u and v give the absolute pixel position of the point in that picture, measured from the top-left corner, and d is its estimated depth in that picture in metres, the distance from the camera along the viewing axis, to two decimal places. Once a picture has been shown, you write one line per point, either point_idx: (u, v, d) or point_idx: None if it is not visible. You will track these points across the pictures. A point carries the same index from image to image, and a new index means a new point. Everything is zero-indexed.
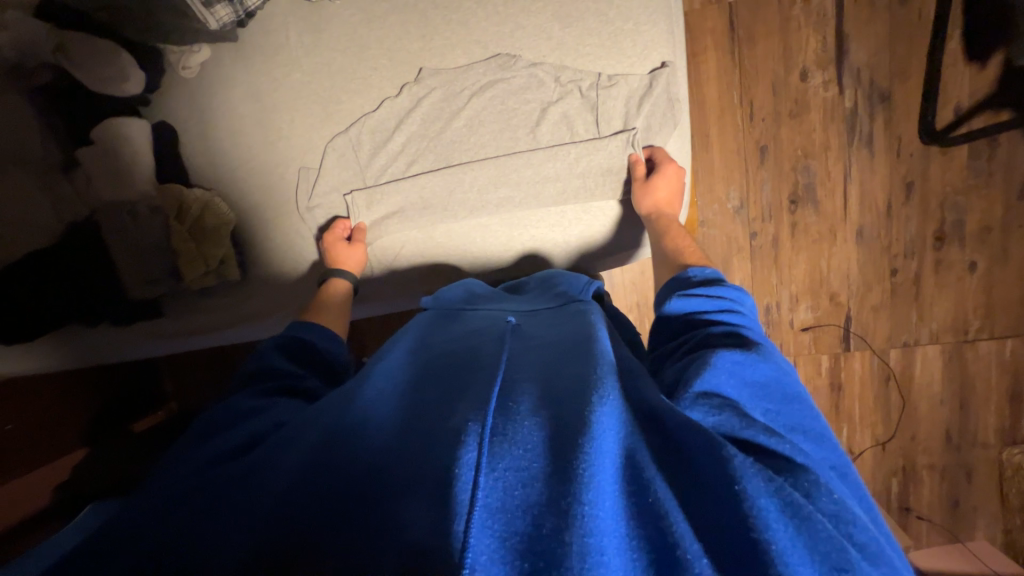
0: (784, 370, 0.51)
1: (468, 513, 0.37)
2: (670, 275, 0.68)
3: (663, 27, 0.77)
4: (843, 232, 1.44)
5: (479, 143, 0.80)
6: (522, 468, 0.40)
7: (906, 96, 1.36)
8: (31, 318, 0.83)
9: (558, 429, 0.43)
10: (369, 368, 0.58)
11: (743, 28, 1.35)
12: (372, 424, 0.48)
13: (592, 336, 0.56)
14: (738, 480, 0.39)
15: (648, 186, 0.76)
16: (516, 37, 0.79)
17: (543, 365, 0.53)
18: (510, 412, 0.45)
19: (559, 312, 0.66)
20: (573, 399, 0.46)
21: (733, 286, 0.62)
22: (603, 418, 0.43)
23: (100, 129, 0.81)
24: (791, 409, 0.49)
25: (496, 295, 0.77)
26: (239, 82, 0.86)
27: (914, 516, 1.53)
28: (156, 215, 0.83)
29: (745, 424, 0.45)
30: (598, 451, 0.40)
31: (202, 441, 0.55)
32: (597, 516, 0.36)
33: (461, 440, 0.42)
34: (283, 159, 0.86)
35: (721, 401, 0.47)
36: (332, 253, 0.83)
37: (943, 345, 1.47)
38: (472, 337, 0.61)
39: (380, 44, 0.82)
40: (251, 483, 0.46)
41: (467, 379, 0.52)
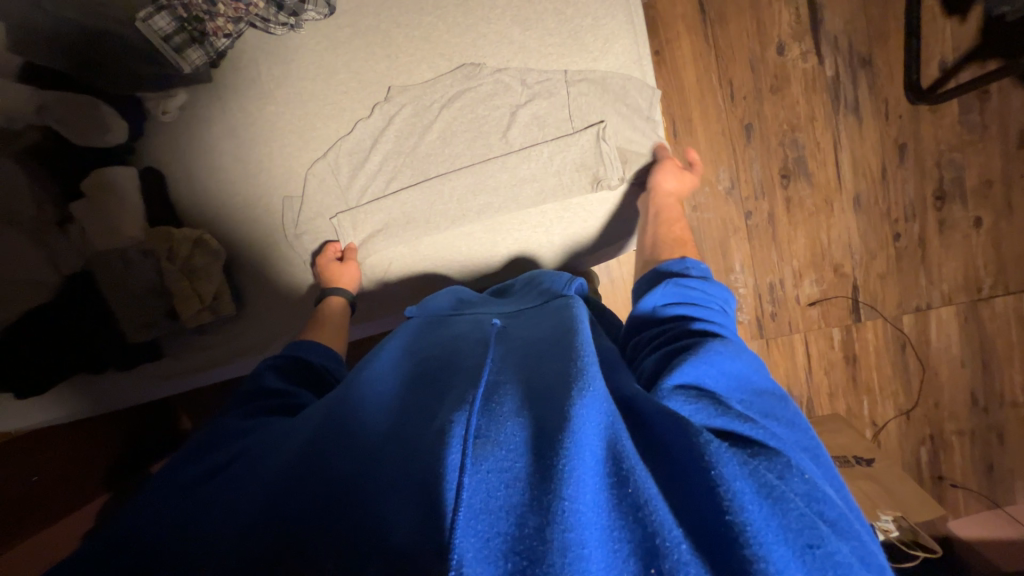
0: (757, 365, 0.51)
1: (453, 515, 0.36)
2: (658, 263, 0.70)
3: (623, 18, 0.77)
4: (839, 201, 1.41)
5: (454, 154, 0.81)
6: (506, 467, 0.40)
7: (887, 58, 1.35)
8: (39, 372, 0.85)
9: (541, 426, 0.43)
10: (355, 378, 0.58)
11: (714, 10, 1.35)
12: (361, 435, 0.49)
13: (573, 332, 0.56)
14: (713, 464, 0.38)
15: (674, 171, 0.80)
16: (479, 45, 0.79)
17: (526, 365, 0.53)
18: (494, 412, 0.45)
19: (542, 311, 0.66)
20: (555, 395, 0.46)
21: (721, 287, 0.65)
22: (584, 410, 0.43)
23: (88, 181, 0.82)
24: (765, 397, 0.49)
25: (481, 300, 0.77)
26: (216, 121, 0.88)
27: (949, 485, 1.48)
28: (146, 259, 0.83)
29: (720, 410, 0.44)
30: (580, 445, 0.40)
31: (187, 461, 0.55)
32: (578, 510, 0.36)
33: (446, 442, 0.42)
34: (266, 190, 0.88)
35: (700, 389, 0.47)
36: (326, 273, 0.84)
37: (957, 305, 1.43)
38: (457, 343, 0.61)
39: (348, 68, 0.84)
40: (239, 496, 0.46)
41: (452, 384, 0.52)
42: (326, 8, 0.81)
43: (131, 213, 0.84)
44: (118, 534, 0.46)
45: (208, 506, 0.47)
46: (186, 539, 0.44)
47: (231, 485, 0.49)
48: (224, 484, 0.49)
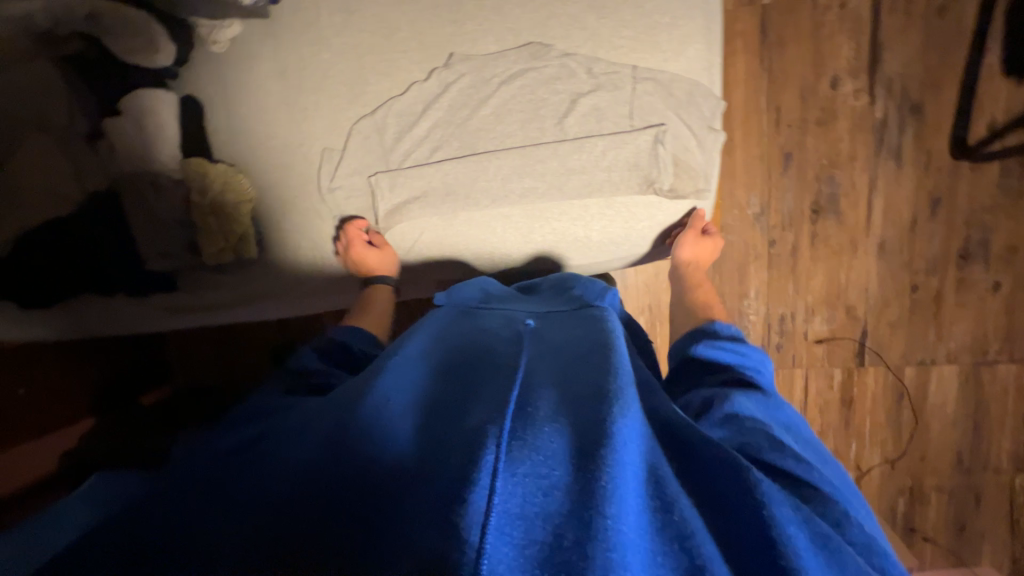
0: (795, 418, 0.54)
1: (485, 520, 0.35)
2: (694, 327, 0.71)
3: (701, 22, 0.75)
4: (864, 244, 1.41)
5: (507, 133, 0.79)
6: (542, 475, 0.39)
7: (938, 110, 1.34)
8: (48, 281, 0.85)
9: (577, 438, 0.42)
10: (383, 361, 0.57)
11: (774, 32, 1.33)
12: (385, 421, 0.48)
13: (609, 343, 0.55)
14: (766, 505, 0.38)
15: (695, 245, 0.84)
16: (549, 26, 0.77)
17: (561, 373, 0.52)
18: (530, 417, 0.44)
19: (573, 315, 0.65)
20: (594, 406, 0.45)
21: (755, 349, 0.64)
22: (625, 429, 0.42)
23: (128, 100, 0.80)
24: (811, 449, 0.50)
25: (509, 296, 0.76)
26: (266, 59, 0.85)
27: (920, 537, 1.51)
28: (178, 187, 0.83)
29: (774, 448, 0.46)
30: (622, 463, 0.39)
31: (214, 441, 0.56)
32: (622, 530, 0.35)
33: (480, 442, 0.41)
34: (306, 139, 0.86)
35: (751, 424, 0.49)
36: (364, 262, 0.86)
37: (960, 365, 1.44)
38: (488, 338, 0.61)
39: (411, 27, 0.81)
40: (254, 476, 0.47)
41: (484, 381, 0.51)
42: None
43: (169, 141, 0.82)
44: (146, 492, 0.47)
45: (231, 480, 0.47)
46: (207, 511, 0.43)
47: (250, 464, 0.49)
48: (244, 462, 0.50)
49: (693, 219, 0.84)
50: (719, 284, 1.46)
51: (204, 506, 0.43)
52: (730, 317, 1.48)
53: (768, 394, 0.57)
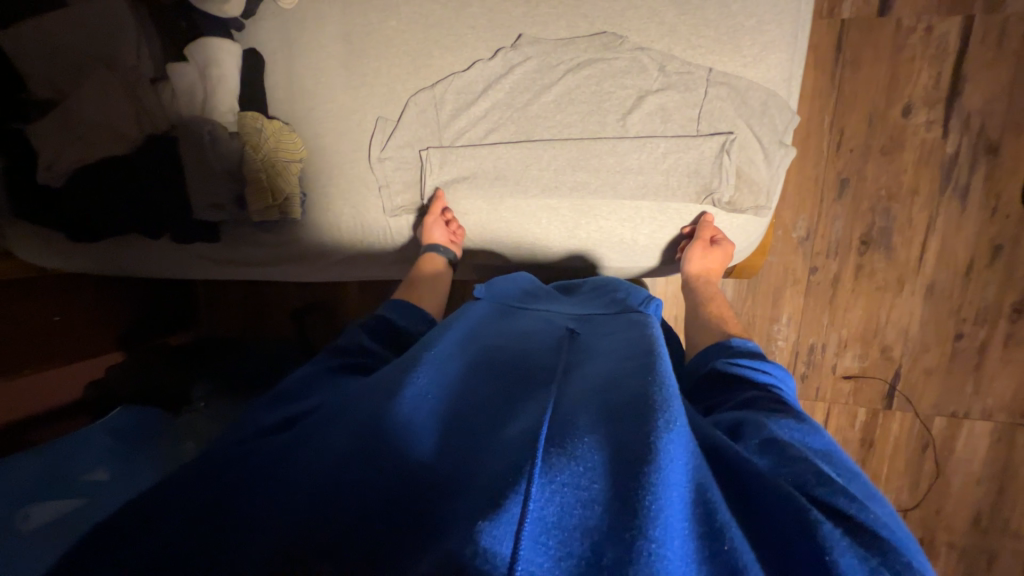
0: (835, 446, 0.51)
1: (519, 526, 0.37)
2: (710, 342, 0.68)
3: (788, 29, 0.71)
4: (912, 284, 1.35)
5: (566, 123, 0.77)
6: (580, 487, 0.40)
7: (1016, 153, 1.25)
8: (99, 218, 0.86)
9: (618, 452, 0.42)
10: (420, 351, 0.58)
11: (850, 50, 1.27)
12: (425, 419, 0.50)
13: (653, 354, 0.55)
14: (828, 550, 0.37)
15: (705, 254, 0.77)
16: (625, 16, 0.74)
17: (602, 385, 0.53)
18: (569, 429, 0.45)
19: (615, 320, 0.68)
20: (636, 421, 0.45)
21: (775, 364, 0.62)
22: (670, 446, 0.41)
23: (195, 47, 0.81)
24: (859, 483, 0.47)
25: (547, 294, 0.80)
26: (332, 19, 0.84)
27: None
28: (233, 140, 0.84)
29: (824, 483, 0.43)
30: (667, 484, 0.39)
31: (253, 410, 0.58)
32: (664, 556, 0.35)
33: (519, 450, 0.44)
34: (362, 106, 0.85)
35: (794, 453, 0.46)
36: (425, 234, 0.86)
37: (995, 423, 1.38)
38: (530, 344, 0.63)
39: (482, 2, 0.79)
40: (299, 453, 0.50)
41: (524, 390, 0.54)
42: None
43: (230, 91, 0.84)
44: (209, 457, 0.52)
45: (280, 459, 0.50)
46: (267, 487, 0.47)
47: (296, 439, 0.52)
48: (289, 436, 0.53)
49: (699, 225, 0.78)
50: (751, 305, 1.42)
51: (251, 492, 0.47)
52: (756, 340, 1.44)
53: (802, 418, 0.54)
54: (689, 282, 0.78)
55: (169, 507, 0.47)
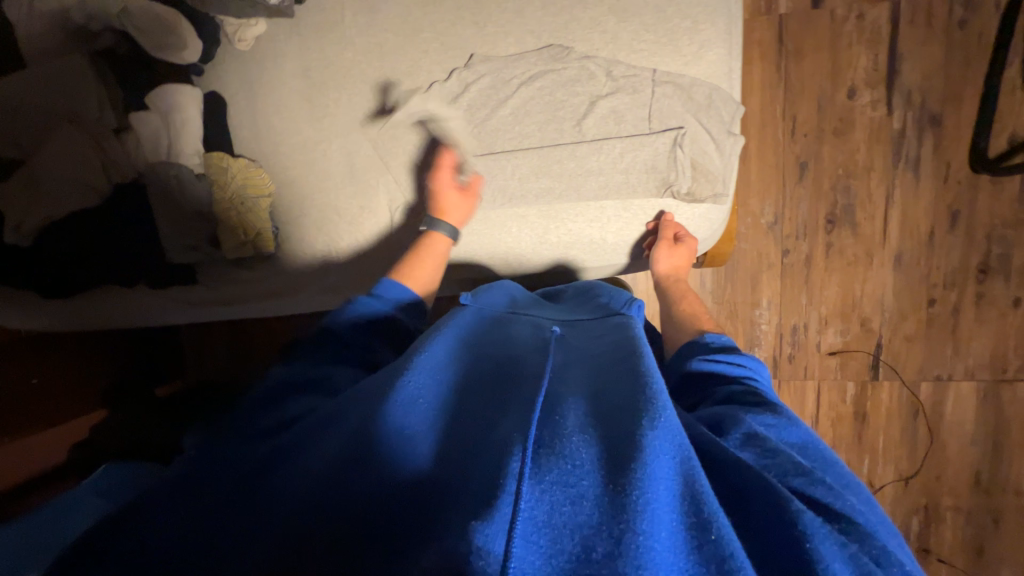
0: (813, 435, 0.52)
1: (511, 526, 0.37)
2: (687, 339, 0.69)
3: (722, 27, 0.76)
4: (880, 256, 1.39)
5: (525, 133, 0.80)
6: (570, 484, 0.41)
7: (958, 122, 1.32)
8: (72, 273, 0.86)
9: (606, 449, 0.43)
10: (410, 358, 0.57)
11: (792, 41, 1.33)
12: (417, 424, 0.49)
13: (637, 352, 0.56)
14: (809, 539, 0.38)
15: (669, 253, 0.79)
16: (570, 29, 0.78)
17: (589, 384, 0.53)
18: (557, 426, 0.46)
19: (600, 324, 0.68)
20: (623, 419, 0.46)
21: (749, 354, 0.64)
22: (655, 441, 0.42)
23: (156, 95, 0.82)
24: (834, 472, 0.49)
25: (533, 303, 0.79)
26: (290, 57, 0.87)
27: (935, 559, 1.46)
28: (200, 181, 0.84)
29: (801, 474, 0.45)
30: (653, 478, 0.40)
31: (248, 419, 0.59)
32: (652, 548, 0.36)
33: (506, 450, 0.44)
34: (326, 136, 0.87)
35: (773, 446, 0.48)
36: (448, 201, 0.80)
37: (978, 382, 1.41)
38: (518, 344, 0.62)
39: (433, 28, 0.82)
40: (280, 471, 0.50)
41: (512, 387, 0.53)
42: None
43: (192, 131, 0.84)
44: (203, 465, 0.52)
45: (268, 475, 0.50)
46: (256, 508, 0.47)
47: (280, 454, 0.52)
48: (275, 447, 0.53)
49: (661, 224, 0.81)
50: (731, 293, 1.45)
51: (239, 513, 0.47)
52: (741, 327, 1.46)
53: (781, 411, 0.55)
54: (661, 282, 0.80)
55: (170, 522, 0.47)
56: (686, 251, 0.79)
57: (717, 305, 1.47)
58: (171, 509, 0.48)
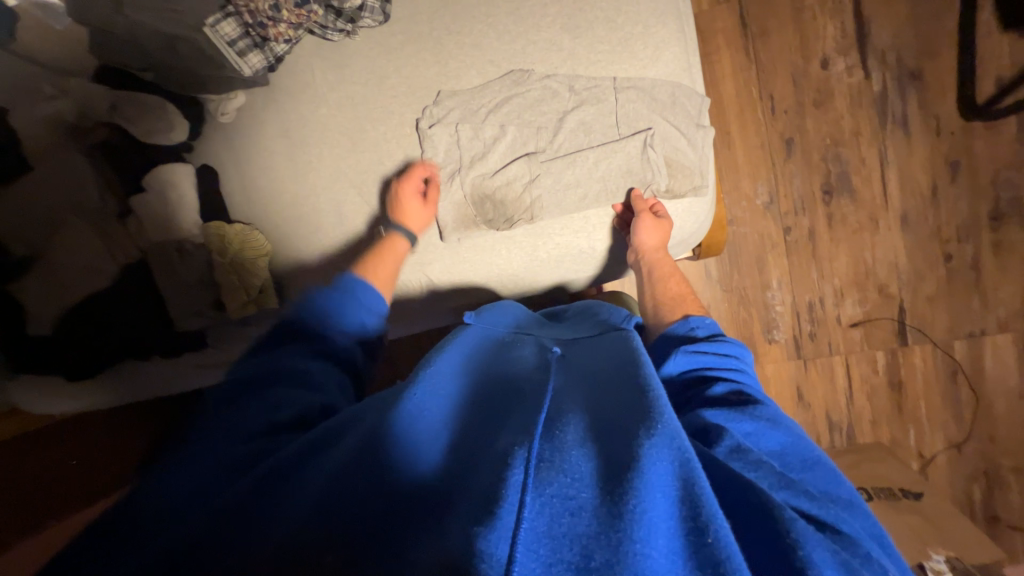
0: (799, 437, 0.52)
1: (514, 535, 0.38)
2: (669, 325, 0.69)
3: (673, 26, 0.79)
4: (886, 219, 1.36)
5: (500, 158, 0.82)
6: (570, 496, 0.41)
7: (939, 74, 1.31)
8: (89, 358, 0.89)
9: (606, 460, 0.44)
10: (417, 375, 0.57)
11: (755, 24, 1.34)
12: (421, 438, 0.51)
13: (636, 362, 0.56)
14: (801, 546, 0.38)
15: (650, 228, 0.77)
16: (528, 53, 0.81)
17: (591, 396, 0.53)
18: (557, 438, 0.46)
19: (599, 339, 0.66)
20: (622, 432, 0.46)
21: (734, 342, 0.64)
22: (653, 450, 0.43)
23: (152, 176, 0.87)
24: (818, 475, 0.49)
25: (536, 322, 0.77)
26: (269, 121, 0.91)
27: (1007, 527, 1.36)
28: (201, 251, 0.88)
29: (784, 486, 0.45)
30: (650, 486, 0.41)
31: (242, 416, 0.59)
32: (649, 555, 0.37)
33: (507, 462, 0.44)
34: (312, 190, 0.90)
35: (756, 456, 0.47)
36: (401, 198, 0.81)
37: (1014, 333, 1.36)
38: (519, 362, 0.62)
39: (399, 72, 0.86)
40: (281, 489, 0.48)
41: (512, 405, 0.53)
42: (382, 16, 0.84)
43: (189, 205, 0.89)
44: (194, 481, 0.51)
45: (274, 487, 0.48)
46: (253, 518, 0.45)
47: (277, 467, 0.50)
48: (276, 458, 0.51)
49: (633, 201, 0.79)
50: (739, 279, 1.41)
51: (226, 530, 0.44)
52: (755, 311, 1.42)
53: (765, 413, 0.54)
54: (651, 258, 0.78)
55: (169, 526, 0.46)
56: (665, 226, 0.78)
57: (727, 293, 1.42)
58: (167, 518, 0.47)
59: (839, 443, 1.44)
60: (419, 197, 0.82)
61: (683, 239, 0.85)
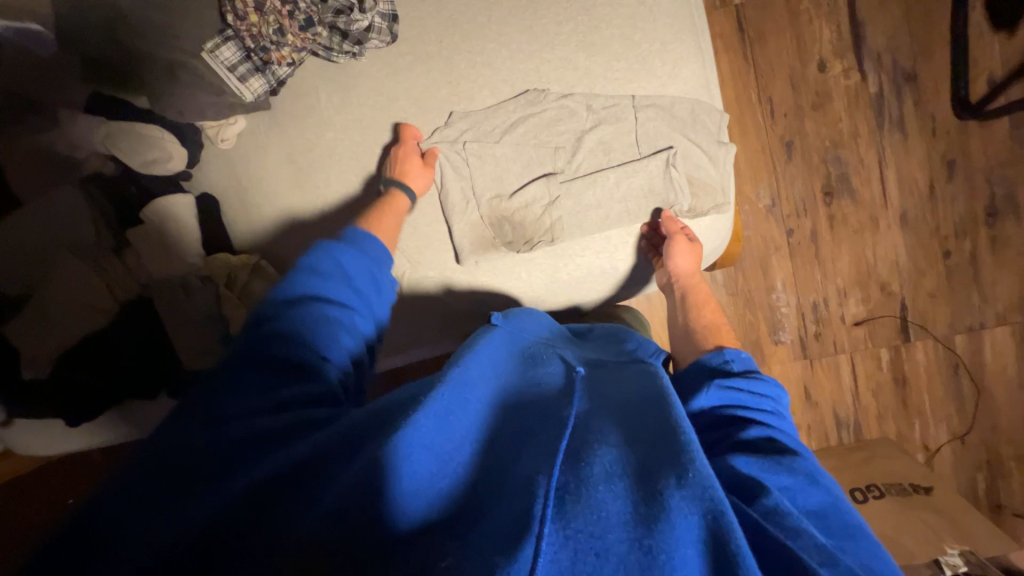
0: (836, 498, 0.50)
1: (535, 571, 0.36)
2: (704, 353, 0.70)
3: (690, 43, 0.81)
4: (885, 218, 1.38)
5: (517, 178, 0.81)
6: (597, 535, 0.39)
7: (932, 74, 1.33)
8: (86, 402, 0.84)
9: (633, 497, 0.42)
10: (445, 374, 0.54)
11: (752, 28, 1.34)
12: (445, 450, 0.47)
13: (664, 397, 0.55)
14: None
15: (685, 250, 0.79)
16: (542, 71, 0.81)
17: (618, 425, 0.51)
18: (583, 469, 0.44)
19: (623, 370, 0.65)
20: (649, 473, 0.44)
21: (769, 381, 0.64)
22: (683, 501, 0.41)
23: (150, 211, 0.83)
24: (858, 546, 0.47)
25: (559, 335, 0.75)
26: (271, 146, 0.88)
27: (1011, 514, 1.40)
28: (206, 285, 0.85)
29: (830, 560, 0.42)
30: (679, 542, 0.39)
31: (246, 381, 0.54)
32: None
33: (530, 491, 0.42)
34: (319, 216, 0.88)
35: (797, 521, 0.45)
36: (404, 161, 0.80)
37: (1012, 325, 1.39)
38: (542, 377, 0.60)
39: (408, 94, 0.84)
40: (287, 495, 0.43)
41: (536, 424, 0.51)
42: (389, 36, 0.83)
43: (191, 238, 0.85)
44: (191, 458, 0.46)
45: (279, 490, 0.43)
46: (255, 519, 0.42)
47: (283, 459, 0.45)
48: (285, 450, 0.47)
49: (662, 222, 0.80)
50: (745, 282, 1.41)
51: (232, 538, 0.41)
52: (762, 314, 1.42)
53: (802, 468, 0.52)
54: (686, 279, 0.80)
55: (147, 516, 0.42)
56: (697, 250, 0.80)
57: (733, 297, 1.42)
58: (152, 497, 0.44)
59: (847, 440, 1.45)
60: (426, 160, 0.81)
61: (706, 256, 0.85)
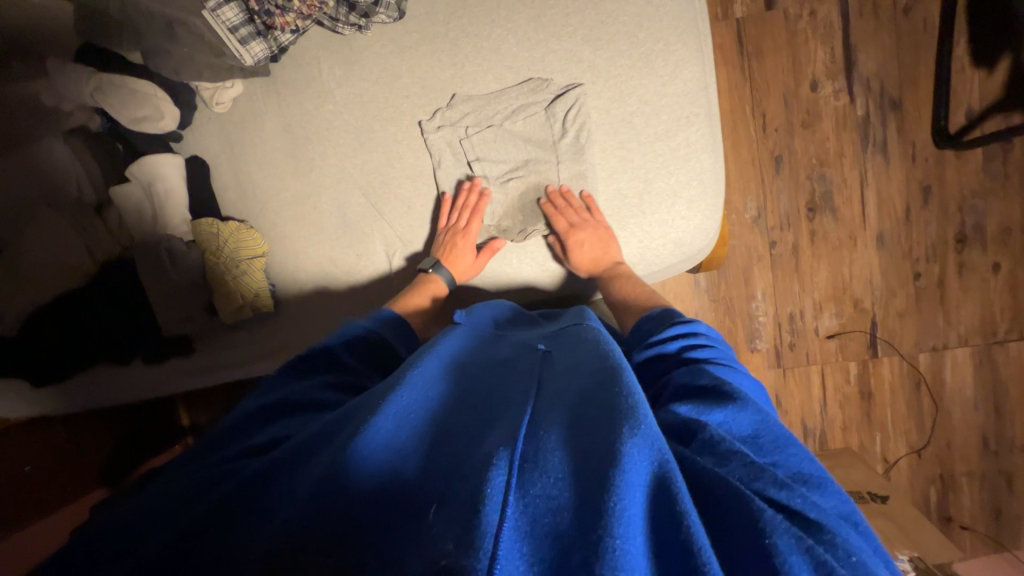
0: (765, 414, 0.50)
1: (497, 532, 0.37)
2: (635, 319, 0.74)
3: (693, 46, 0.82)
4: (863, 237, 1.44)
5: (513, 165, 0.85)
6: (552, 497, 0.40)
7: (916, 103, 1.39)
8: (61, 359, 0.84)
9: (585, 455, 0.43)
10: (400, 374, 0.55)
11: (751, 43, 1.38)
12: (410, 437, 0.48)
13: (614, 361, 0.54)
14: (767, 532, 0.37)
15: (574, 242, 0.82)
16: (547, 62, 0.83)
17: (574, 394, 0.51)
18: (541, 440, 0.45)
19: (584, 334, 0.65)
20: (601, 427, 0.44)
21: (691, 321, 0.67)
22: (634, 449, 0.41)
23: (136, 167, 0.82)
24: (787, 454, 0.47)
25: (523, 322, 0.77)
26: (269, 115, 0.87)
27: (958, 526, 1.48)
28: (191, 250, 0.84)
29: (752, 476, 0.43)
30: (631, 484, 0.39)
31: (241, 429, 0.56)
32: (629, 551, 0.36)
33: (490, 464, 0.43)
34: (315, 189, 0.88)
35: (725, 447, 0.45)
36: (453, 245, 0.83)
37: (972, 347, 1.46)
38: (506, 363, 0.61)
39: (411, 73, 0.85)
40: (268, 492, 0.46)
41: (499, 407, 0.52)
42: (396, 12, 0.82)
43: (178, 201, 0.84)
44: (184, 487, 0.49)
45: (259, 496, 0.46)
46: (236, 517, 0.44)
47: (260, 468, 0.48)
48: (257, 466, 0.48)
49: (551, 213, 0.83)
50: (727, 289, 1.45)
51: (214, 543, 0.42)
52: (741, 321, 1.46)
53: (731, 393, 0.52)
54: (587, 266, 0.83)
55: (147, 537, 0.44)
56: (590, 234, 0.81)
57: (714, 303, 1.46)
58: (143, 524, 0.46)
59: (813, 448, 1.51)
60: (465, 238, 0.83)
61: (696, 253, 0.86)
